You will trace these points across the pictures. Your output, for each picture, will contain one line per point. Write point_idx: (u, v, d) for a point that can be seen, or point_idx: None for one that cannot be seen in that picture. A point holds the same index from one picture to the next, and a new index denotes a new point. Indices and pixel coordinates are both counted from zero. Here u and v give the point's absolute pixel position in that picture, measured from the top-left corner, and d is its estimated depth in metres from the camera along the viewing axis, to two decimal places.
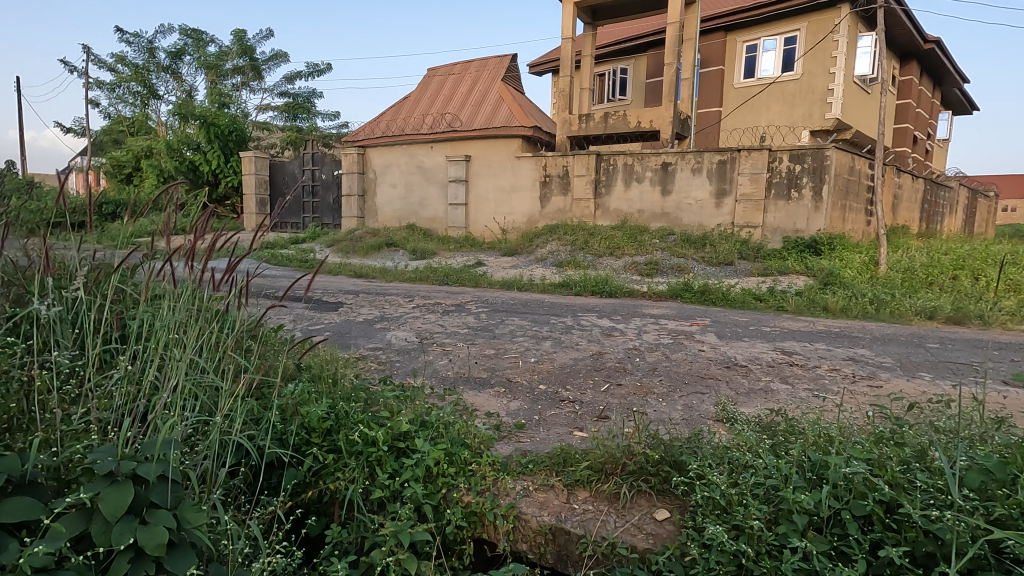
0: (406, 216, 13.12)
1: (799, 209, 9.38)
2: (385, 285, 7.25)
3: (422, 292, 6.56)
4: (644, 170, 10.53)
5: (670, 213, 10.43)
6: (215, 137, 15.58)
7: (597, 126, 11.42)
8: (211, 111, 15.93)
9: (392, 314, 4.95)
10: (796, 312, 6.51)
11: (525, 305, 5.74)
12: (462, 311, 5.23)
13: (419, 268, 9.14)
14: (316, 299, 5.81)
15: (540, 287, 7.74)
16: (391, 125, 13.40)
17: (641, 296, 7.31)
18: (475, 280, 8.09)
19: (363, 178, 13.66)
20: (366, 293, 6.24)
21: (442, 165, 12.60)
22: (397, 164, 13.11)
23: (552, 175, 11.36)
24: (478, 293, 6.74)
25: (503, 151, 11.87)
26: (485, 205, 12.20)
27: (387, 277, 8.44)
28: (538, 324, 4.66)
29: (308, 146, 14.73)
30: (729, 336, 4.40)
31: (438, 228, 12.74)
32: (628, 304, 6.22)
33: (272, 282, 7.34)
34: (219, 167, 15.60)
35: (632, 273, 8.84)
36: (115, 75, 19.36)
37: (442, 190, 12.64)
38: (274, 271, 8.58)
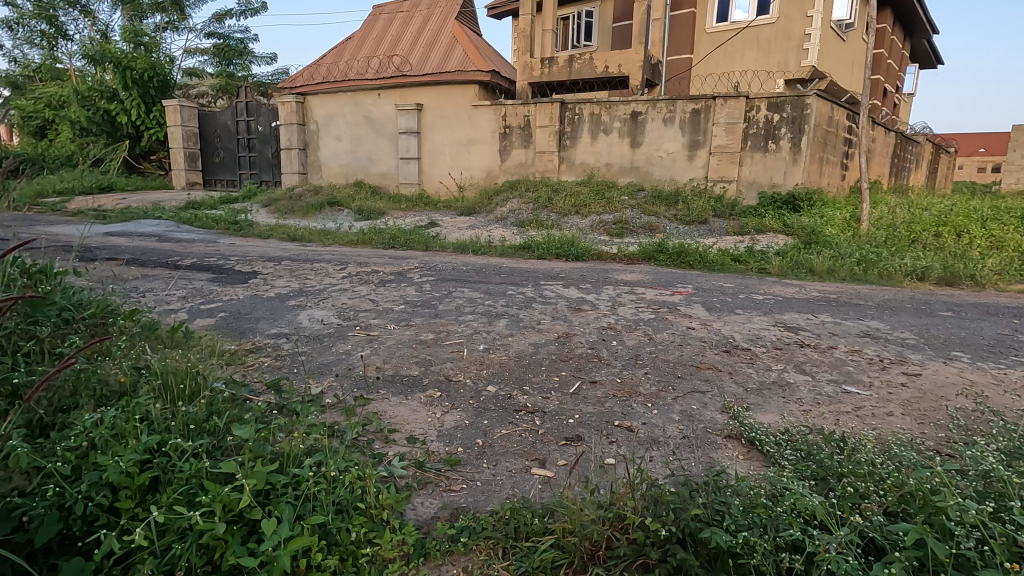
0: (353, 172, 11.93)
1: (776, 161, 8.74)
2: (318, 251, 6.26)
3: (361, 258, 5.63)
4: (612, 120, 9.66)
5: (639, 167, 9.64)
6: (133, 83, 13.78)
7: (561, 72, 10.41)
8: (127, 53, 14.03)
9: (314, 286, 4.04)
10: (781, 275, 5.89)
11: (478, 272, 4.91)
12: (401, 281, 4.35)
13: (362, 230, 8.16)
14: (226, 268, 4.81)
15: (498, 250, 6.89)
16: (333, 70, 12.03)
17: (611, 259, 6.56)
18: (425, 242, 7.18)
19: (304, 130, 12.31)
20: (291, 261, 5.27)
21: (391, 115, 11.38)
22: (341, 114, 11.82)
23: (512, 126, 10.36)
24: (426, 259, 5.85)
25: (458, 100, 10.75)
26: (440, 159, 11.13)
27: (325, 240, 7.40)
28: (492, 297, 3.85)
29: (241, 94, 13.20)
30: (720, 307, 3.68)
31: (389, 186, 11.64)
32: (597, 269, 5.47)
33: (184, 248, 6.25)
34: (139, 118, 13.91)
35: (599, 233, 8.09)
36: (13, 10, 16.89)
37: (392, 143, 11.46)
38: (192, 235, 7.43)
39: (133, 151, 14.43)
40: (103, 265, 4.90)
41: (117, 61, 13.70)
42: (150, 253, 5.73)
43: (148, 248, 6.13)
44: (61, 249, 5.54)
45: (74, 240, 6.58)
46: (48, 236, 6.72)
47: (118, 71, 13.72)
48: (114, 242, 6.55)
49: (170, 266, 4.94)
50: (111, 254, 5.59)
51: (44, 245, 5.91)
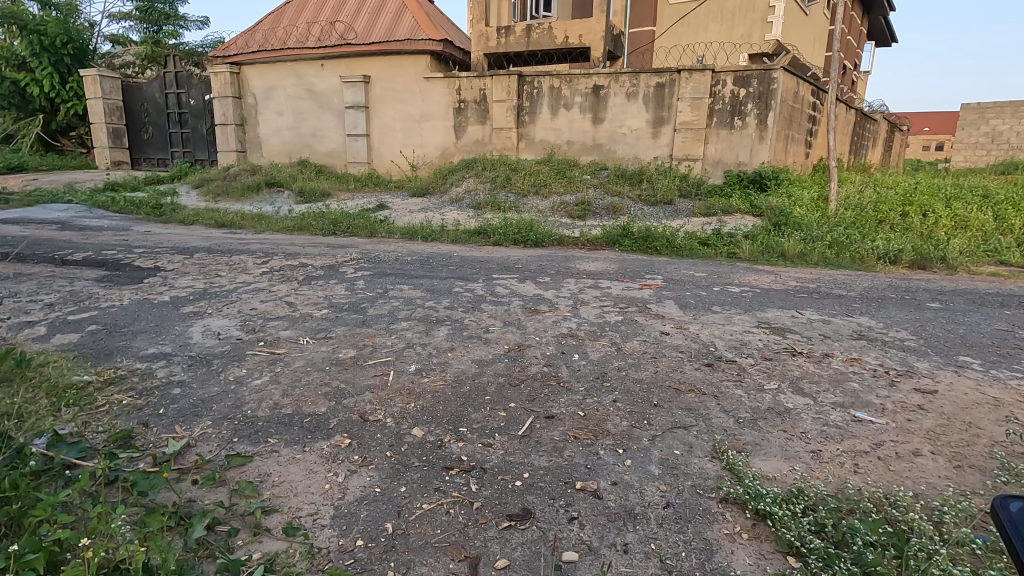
0: (296, 150, 11.03)
1: (742, 139, 8.39)
2: (245, 240, 5.55)
3: (291, 250, 4.97)
4: (573, 95, 9.11)
5: (602, 145, 9.15)
6: (43, 49, 12.35)
7: (519, 42, 9.74)
8: (34, 15, 12.52)
9: (221, 287, 3.39)
10: (752, 260, 5.52)
11: (424, 264, 4.33)
12: (332, 277, 3.74)
13: (301, 214, 7.42)
14: (125, 264, 4.08)
15: (450, 235, 6.31)
16: (271, 37, 10.99)
17: (573, 244, 6.06)
18: (370, 228, 6.52)
19: (241, 103, 11.28)
20: (208, 253, 4.57)
21: (336, 88, 10.50)
22: (281, 86, 10.85)
23: (468, 100, 9.68)
24: (367, 248, 5.23)
25: (408, 72, 9.97)
26: (390, 135, 10.36)
27: (258, 226, 6.65)
28: (435, 297, 3.29)
29: (169, 64, 11.99)
30: (695, 304, 3.24)
31: (336, 165, 10.81)
32: (557, 257, 4.98)
33: (86, 238, 5.42)
34: (53, 90, 12.53)
35: (560, 215, 7.60)
36: None
37: (338, 119, 10.60)
38: (102, 222, 6.56)
39: (49, 127, 13.07)
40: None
41: (22, 24, 12.22)
42: (40, 245, 4.91)
43: (40, 238, 5.29)
44: None
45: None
46: None
47: (25, 37, 12.25)
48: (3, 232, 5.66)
49: (58, 261, 4.18)
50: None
51: None
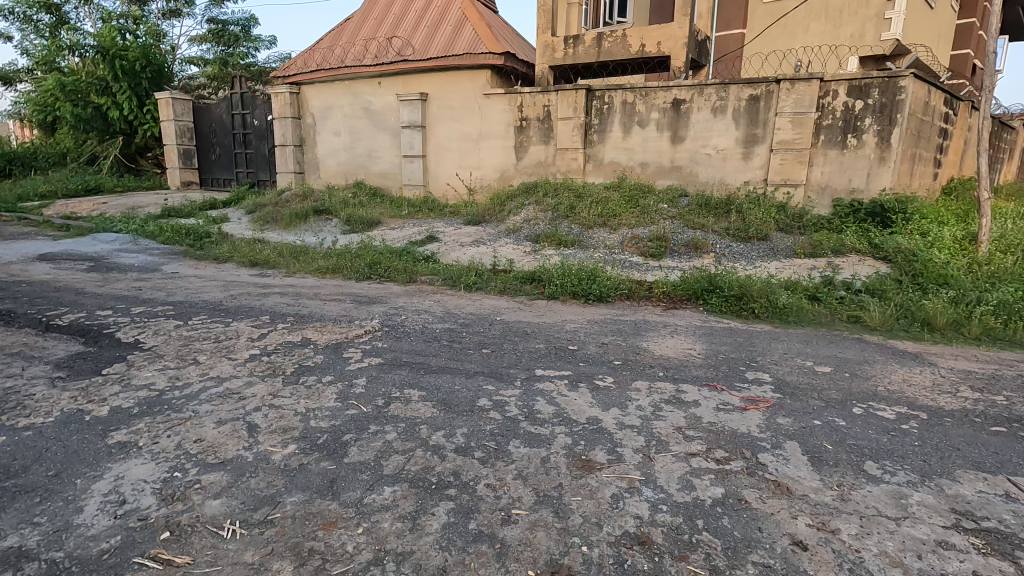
0: (352, 171, 10.60)
1: (857, 161, 6.95)
2: (265, 290, 4.91)
3: (308, 309, 4.24)
4: (648, 111, 8.00)
5: (681, 167, 7.96)
6: (124, 73, 12.73)
7: (588, 52, 8.73)
8: (118, 41, 12.95)
9: (182, 389, 2.64)
10: (885, 332, 4.19)
11: (452, 343, 3.43)
12: (328, 370, 2.91)
13: (342, 250, 6.79)
14: (105, 335, 3.48)
15: (500, 280, 5.40)
16: (329, 55, 10.62)
17: (646, 298, 4.94)
18: (409, 269, 5.74)
19: (300, 124, 11.02)
20: (209, 316, 3.92)
21: (392, 107, 9.96)
22: (338, 105, 10.46)
23: (530, 118, 8.81)
24: (396, 306, 4.40)
25: (467, 88, 9.25)
26: (447, 155, 9.65)
27: (291, 266, 6.05)
28: (450, 420, 2.36)
29: (236, 85, 11.97)
30: (836, 455, 2.13)
31: (391, 188, 10.26)
32: (623, 328, 3.93)
33: (104, 285, 4.99)
34: (132, 113, 12.90)
35: (630, 253, 6.57)
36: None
37: (394, 139, 10.05)
38: (138, 259, 6.23)
39: (129, 149, 13.51)
40: None
41: (107, 50, 12.65)
42: (46, 295, 4.47)
43: (55, 285, 4.91)
44: None
45: None
46: None
47: (109, 62, 12.69)
48: (30, 275, 5.37)
49: (40, 327, 3.65)
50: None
51: None
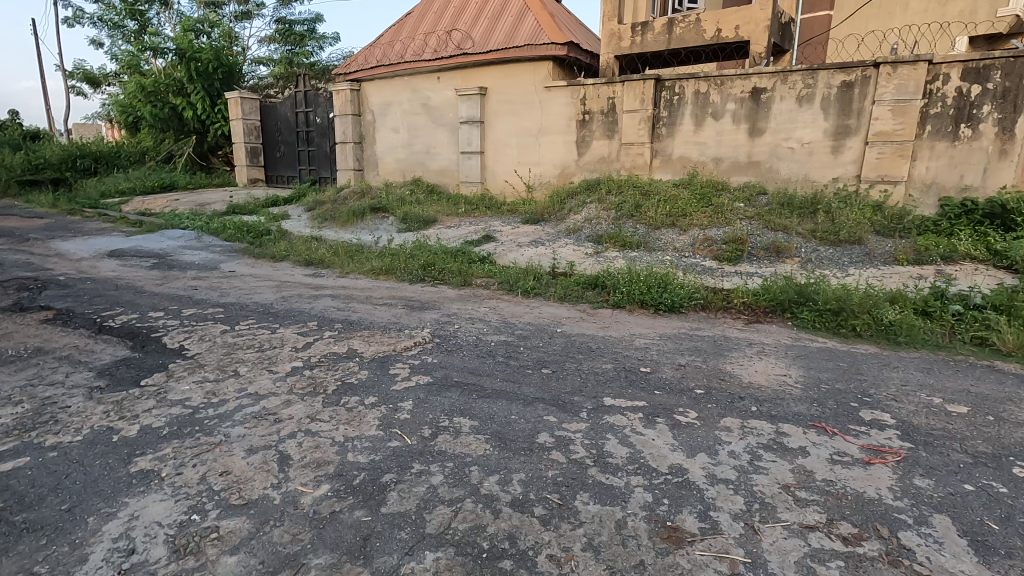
0: (410, 168, 10.49)
1: (971, 154, 6.09)
2: (317, 293, 4.75)
3: (357, 315, 4.02)
4: (724, 102, 7.37)
5: (760, 162, 7.28)
6: (197, 75, 13.20)
7: (657, 40, 8.16)
8: (193, 43, 13.44)
9: (217, 407, 2.43)
10: (1022, 359, 3.51)
11: (508, 360, 3.08)
12: (372, 390, 2.64)
13: (397, 249, 6.61)
14: (152, 339, 3.36)
15: (560, 285, 5.03)
16: (390, 50, 10.53)
17: (724, 309, 4.42)
18: (465, 270, 5.47)
19: (360, 121, 11.03)
20: (257, 320, 3.76)
21: (451, 102, 9.75)
22: (397, 101, 10.36)
23: (593, 111, 8.35)
24: (449, 313, 4.12)
25: (528, 81, 8.89)
26: (505, 151, 9.34)
27: (346, 266, 5.91)
28: (505, 461, 2.02)
29: (300, 83, 12.14)
30: (1007, 540, 1.63)
31: (449, 185, 10.06)
32: (701, 345, 3.46)
33: (163, 284, 4.99)
34: (205, 112, 13.37)
35: (702, 257, 6.03)
36: (101, 6, 16.87)
37: (452, 135, 9.84)
38: (199, 256, 6.29)
39: (201, 147, 14.05)
40: (12, 327, 3.66)
41: (183, 52, 13.15)
42: (106, 294, 4.48)
43: (118, 282, 4.96)
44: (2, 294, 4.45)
45: (56, 266, 5.59)
46: (37, 261, 5.82)
47: (184, 63, 13.19)
48: (97, 271, 5.48)
49: (93, 329, 3.60)
50: (57, 295, 4.42)
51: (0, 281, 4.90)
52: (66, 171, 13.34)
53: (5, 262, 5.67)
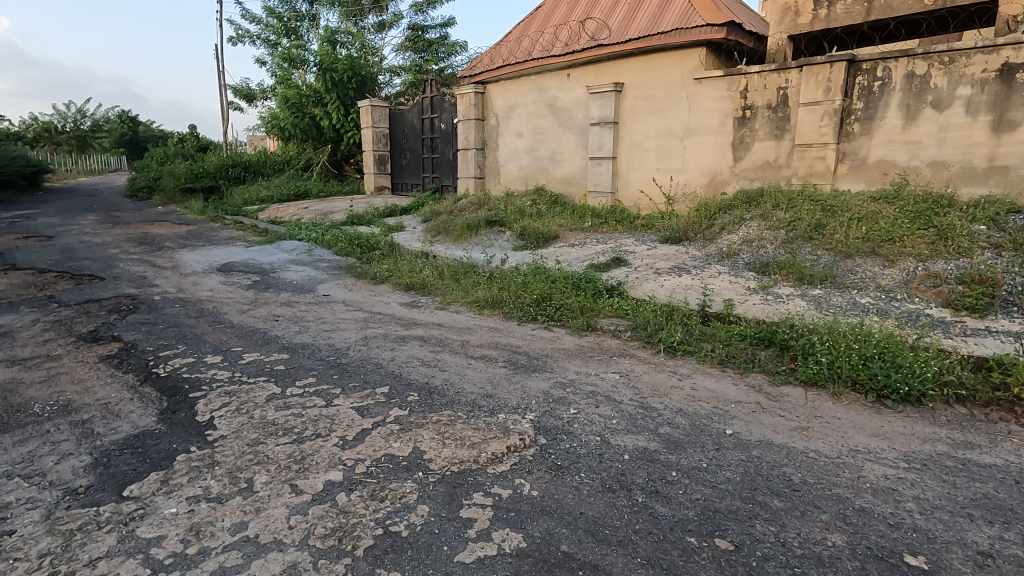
0: (532, 176, 9.57)
1: None
2: (405, 333, 3.89)
3: (442, 377, 3.04)
4: (951, 87, 5.42)
5: (1007, 169, 5.24)
6: (334, 85, 13.56)
7: (851, 11, 6.28)
8: (331, 54, 13.79)
9: (187, 570, 1.56)
10: None
11: (652, 504, 1.87)
12: (425, 559, 1.60)
13: (510, 272, 5.66)
14: (186, 403, 2.66)
15: (717, 339, 3.68)
16: (517, 48, 9.69)
17: (999, 403, 2.79)
18: (587, 309, 4.33)
19: (483, 126, 10.35)
20: (317, 379, 2.94)
21: (581, 102, 8.65)
22: (523, 103, 9.49)
23: (757, 106, 6.76)
24: (565, 383, 3.00)
25: (673, 73, 7.52)
26: (642, 156, 8.02)
27: (449, 293, 5.06)
28: None
29: (427, 88, 11.80)
30: None
31: (574, 195, 8.96)
32: (999, 498, 1.98)
33: (249, 310, 4.48)
34: (339, 121, 13.67)
35: (925, 303, 4.30)
36: (260, 26, 18.23)
37: (581, 138, 8.73)
38: (301, 275, 5.85)
39: (336, 155, 14.44)
40: (65, 367, 3.21)
41: (322, 63, 13.54)
42: (183, 323, 4.01)
43: (206, 306, 4.53)
44: (90, 318, 4.18)
45: (162, 282, 5.40)
46: (150, 274, 5.73)
47: (323, 74, 13.57)
48: (196, 289, 5.18)
49: (138, 377, 3.02)
50: (136, 321, 4.04)
51: (102, 298, 4.72)
52: (221, 180, 14.40)
53: (121, 275, 5.63)
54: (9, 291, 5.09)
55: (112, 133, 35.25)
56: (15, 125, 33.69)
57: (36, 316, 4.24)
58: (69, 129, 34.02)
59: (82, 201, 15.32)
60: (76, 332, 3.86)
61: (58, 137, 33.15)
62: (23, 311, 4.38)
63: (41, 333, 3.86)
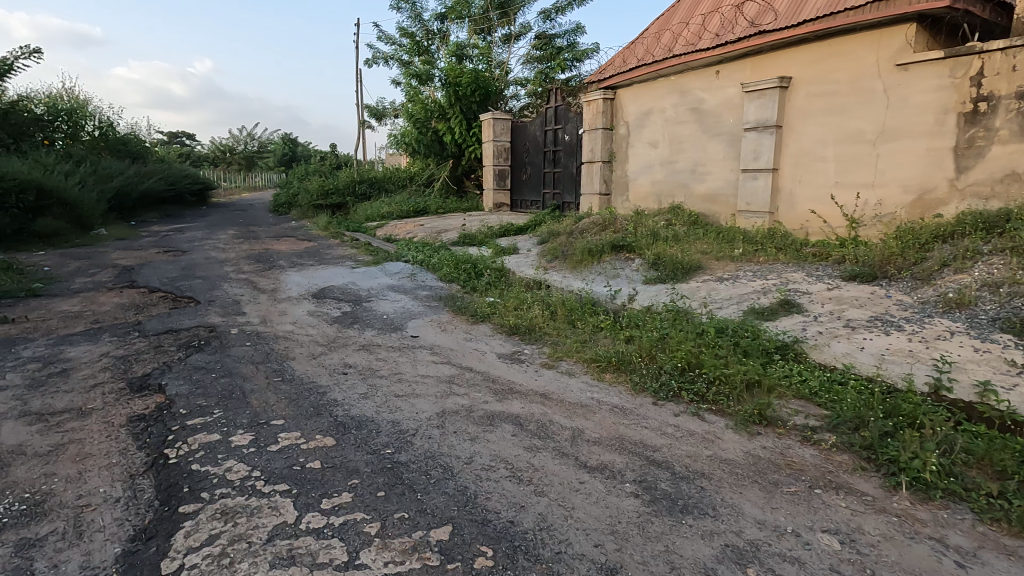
0: (668, 192, 8.23)
1: None
2: (494, 410, 2.85)
3: (537, 512, 1.96)
4: None
5: None
6: (457, 99, 13.21)
7: None
8: (456, 67, 13.47)
9: None
10: None
11: None
12: None
13: (640, 317, 4.44)
14: (167, 527, 1.86)
15: (1002, 470, 2.20)
16: (655, 44, 8.41)
17: None
18: (754, 388, 3.01)
19: (612, 136, 9.20)
20: (354, 495, 2.01)
21: (733, 102, 7.17)
22: (660, 108, 8.21)
23: (999, 96, 4.89)
24: (743, 552, 1.77)
25: (864, 59, 5.82)
26: (814, 167, 6.36)
27: (561, 343, 3.98)
28: None
29: (552, 98, 10.91)
30: None
31: (720, 215, 7.48)
32: None
33: (322, 354, 3.75)
34: (461, 136, 13.30)
35: None
36: (395, 46, 18.72)
37: (731, 147, 7.25)
38: (395, 307, 5.12)
39: (456, 171, 14.12)
40: (82, 431, 2.63)
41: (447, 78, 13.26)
42: (241, 372, 3.35)
43: (277, 346, 3.90)
44: (153, 356, 3.71)
45: (250, 310, 4.95)
46: (244, 299, 5.35)
47: (448, 89, 13.28)
48: (279, 321, 4.63)
49: (145, 462, 2.31)
50: (193, 365, 3.47)
51: (181, 329, 4.31)
52: (349, 196, 14.75)
53: (217, 300, 5.30)
54: (108, 314, 4.93)
55: (275, 153, 39.42)
56: (201, 148, 38.99)
57: (107, 349, 3.87)
58: (241, 151, 38.60)
59: (233, 215, 16.62)
60: (129, 374, 3.36)
61: (231, 157, 37.73)
62: (101, 340, 4.07)
63: (96, 374, 3.41)
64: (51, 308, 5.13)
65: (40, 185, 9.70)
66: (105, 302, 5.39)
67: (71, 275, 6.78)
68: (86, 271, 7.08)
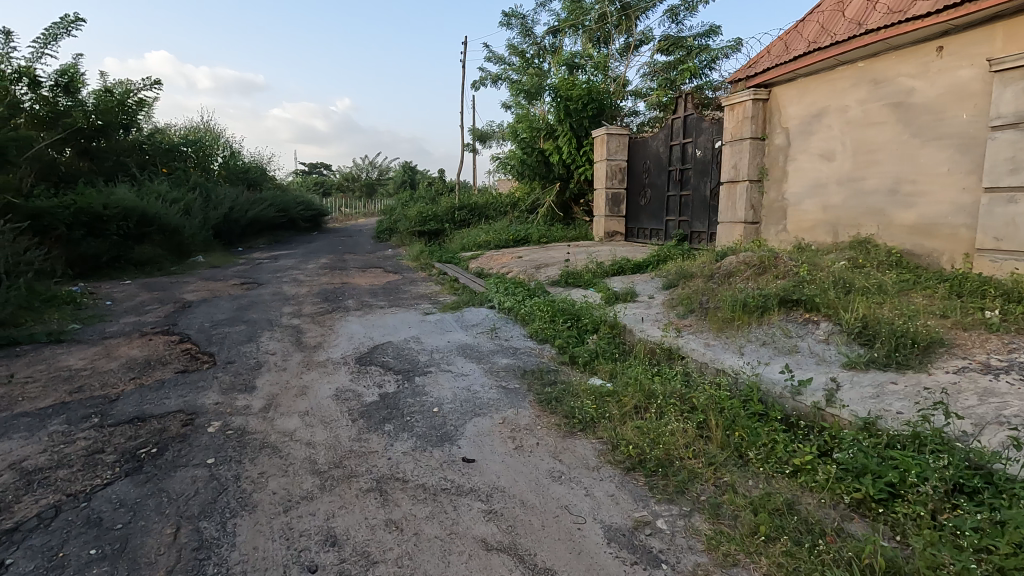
0: (849, 220, 5.96)
1: None
2: None
3: None
4: None
5: None
6: (568, 114, 11.69)
7: None
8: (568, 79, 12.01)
9: None
10: None
11: None
12: None
13: (869, 448, 2.43)
14: None
15: None
16: (834, 21, 6.22)
17: None
18: None
19: (763, 147, 7.07)
20: None
21: (972, 90, 4.83)
22: (841, 105, 5.98)
23: None
24: None
25: None
26: None
27: (723, 508, 2.12)
28: None
29: (681, 105, 8.95)
30: None
31: (940, 254, 5.10)
32: None
33: (303, 498, 2.22)
34: (569, 156, 11.76)
35: None
36: (505, 66, 17.84)
37: (963, 155, 4.89)
38: (455, 387, 3.54)
39: (564, 195, 12.57)
40: None
41: (557, 92, 11.83)
42: (144, 545, 1.89)
43: (248, 469, 2.44)
44: (67, 476, 2.41)
45: (264, 384, 3.62)
46: (269, 363, 4.06)
47: (558, 103, 11.82)
48: (288, 407, 3.22)
49: None
50: (92, 513, 2.08)
51: (151, 418, 3.04)
52: (447, 223, 13.78)
53: (236, 363, 4.07)
54: (103, 377, 3.87)
55: (394, 181, 41.00)
56: (329, 177, 41.55)
57: (28, 452, 2.66)
58: (364, 180, 40.57)
59: (338, 242, 16.45)
60: None
61: (353, 186, 39.68)
62: (41, 432, 2.89)
63: None
64: (54, 364, 4.19)
65: (142, 213, 9.61)
66: (120, 356, 4.39)
67: (124, 312, 6.07)
68: (144, 307, 6.38)
